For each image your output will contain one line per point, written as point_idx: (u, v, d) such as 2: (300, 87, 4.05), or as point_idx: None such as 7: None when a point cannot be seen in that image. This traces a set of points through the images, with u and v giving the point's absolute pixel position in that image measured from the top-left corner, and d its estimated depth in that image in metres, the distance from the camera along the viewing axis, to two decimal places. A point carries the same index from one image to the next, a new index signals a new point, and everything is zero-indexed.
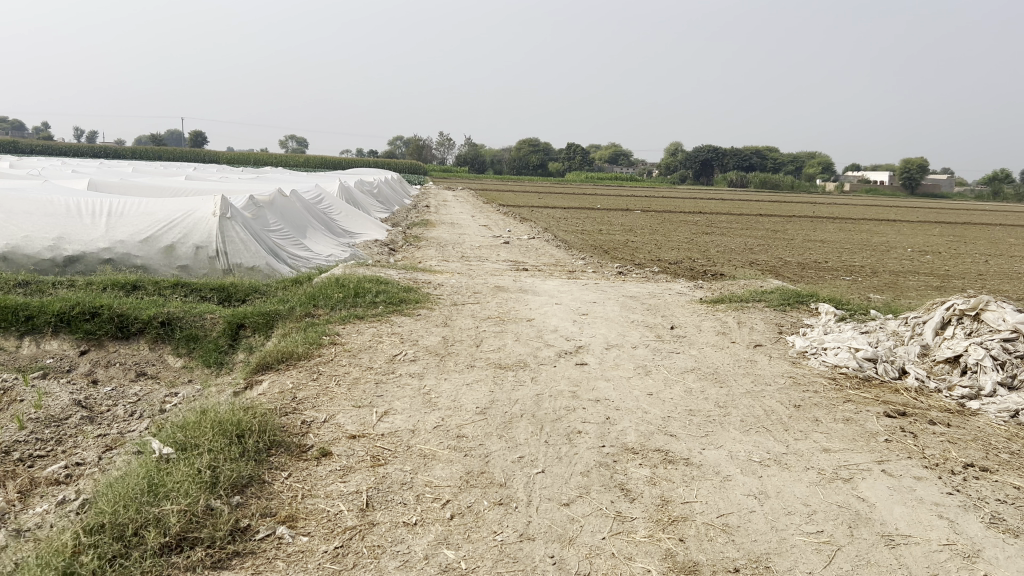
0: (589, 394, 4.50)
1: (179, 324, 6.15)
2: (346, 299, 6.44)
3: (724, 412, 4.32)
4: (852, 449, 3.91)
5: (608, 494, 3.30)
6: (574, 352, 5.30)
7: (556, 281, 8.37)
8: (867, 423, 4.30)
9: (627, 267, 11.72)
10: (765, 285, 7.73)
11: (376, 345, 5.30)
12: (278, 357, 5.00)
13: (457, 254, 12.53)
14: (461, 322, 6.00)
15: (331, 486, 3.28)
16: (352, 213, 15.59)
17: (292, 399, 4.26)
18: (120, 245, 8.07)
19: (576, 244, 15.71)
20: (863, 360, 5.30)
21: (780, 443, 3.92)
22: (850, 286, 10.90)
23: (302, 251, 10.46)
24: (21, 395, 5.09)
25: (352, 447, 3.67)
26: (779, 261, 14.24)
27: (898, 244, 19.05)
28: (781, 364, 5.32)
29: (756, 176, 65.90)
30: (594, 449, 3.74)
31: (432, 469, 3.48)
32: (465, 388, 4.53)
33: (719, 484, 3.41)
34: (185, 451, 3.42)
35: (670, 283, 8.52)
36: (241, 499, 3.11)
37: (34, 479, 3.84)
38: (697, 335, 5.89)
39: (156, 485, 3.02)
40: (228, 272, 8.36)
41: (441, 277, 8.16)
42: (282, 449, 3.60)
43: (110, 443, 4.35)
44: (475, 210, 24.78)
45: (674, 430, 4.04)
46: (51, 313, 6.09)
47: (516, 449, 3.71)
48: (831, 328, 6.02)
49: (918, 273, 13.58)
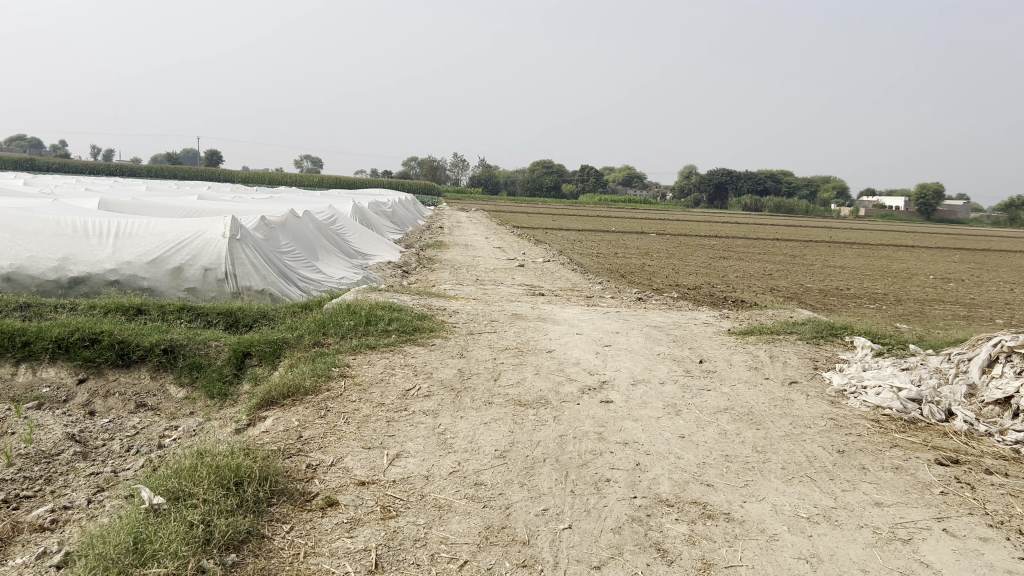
0: (616, 437, 4.17)
1: (182, 352, 5.87)
2: (357, 327, 6.15)
3: (764, 459, 3.99)
4: (906, 502, 3.57)
5: (644, 556, 2.98)
6: (598, 388, 4.98)
7: (576, 308, 8.07)
8: (919, 472, 3.96)
9: (645, 293, 11.39)
10: (794, 316, 7.41)
11: (388, 378, 5.00)
12: (284, 392, 4.71)
13: (472, 277, 12.27)
14: (477, 353, 5.70)
15: (338, 543, 2.97)
16: (365, 233, 15.35)
17: (297, 439, 3.96)
18: (127, 266, 7.83)
19: (592, 268, 15.40)
20: (906, 400, 4.96)
21: (828, 495, 3.59)
22: (876, 316, 10.57)
23: (313, 273, 10.19)
24: (13, 427, 4.81)
25: (361, 495, 3.36)
26: (800, 287, 13.92)
27: (921, 271, 18.66)
28: (819, 403, 4.98)
29: (772, 201, 65.66)
30: (625, 501, 3.42)
31: (447, 522, 3.16)
32: (482, 428, 4.22)
33: (766, 545, 3.08)
34: (177, 501, 3.12)
35: (694, 312, 8.19)
36: (238, 557, 2.82)
37: (17, 524, 3.54)
38: (728, 370, 5.56)
39: (143, 542, 2.75)
40: (236, 294, 8.07)
41: (457, 303, 7.87)
42: (284, 498, 3.30)
43: (102, 483, 4.05)
44: (490, 231, 24.65)
45: (711, 479, 3.71)
46: (49, 338, 5.82)
47: (540, 500, 3.39)
48: (870, 364, 5.66)
49: (944, 301, 13.20)
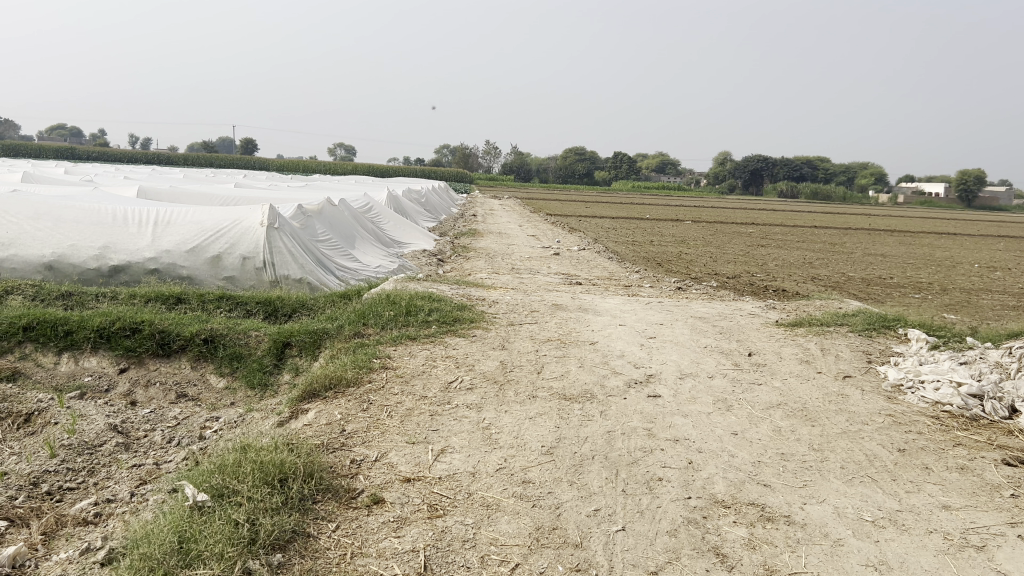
0: (666, 433, 4.04)
1: (222, 342, 5.83)
2: (396, 318, 6.07)
3: (822, 457, 3.84)
4: (976, 506, 3.40)
5: (703, 561, 2.85)
6: (645, 382, 4.84)
7: (616, 298, 7.93)
8: (987, 474, 3.78)
9: (684, 283, 11.20)
10: (843, 307, 7.19)
11: (430, 370, 4.91)
12: (325, 384, 4.64)
13: (509, 266, 12.17)
14: (519, 345, 5.58)
15: (385, 543, 2.88)
16: (400, 221, 15.29)
17: (340, 433, 3.89)
18: (167, 254, 7.82)
19: (628, 257, 15.22)
20: (967, 397, 4.76)
21: (892, 498, 3.43)
22: (922, 306, 10.32)
23: (350, 262, 10.13)
24: (55, 417, 4.79)
25: (407, 493, 3.27)
26: (842, 276, 13.64)
27: (965, 259, 18.22)
28: (876, 399, 4.80)
29: (808, 187, 64.74)
30: (679, 502, 3.29)
31: (497, 522, 3.06)
32: (528, 423, 4.11)
33: (831, 550, 2.94)
34: (222, 498, 3.05)
35: (737, 302, 8.01)
36: (283, 557, 2.75)
37: (61, 517, 3.50)
38: (778, 363, 5.40)
39: (188, 542, 2.69)
40: (275, 283, 8.03)
41: (496, 293, 7.75)
42: (329, 495, 3.22)
43: (144, 476, 4.00)
44: (523, 219, 24.54)
45: (767, 479, 3.56)
46: (90, 328, 5.82)
47: (591, 500, 3.28)
48: (926, 358, 5.46)
49: (991, 290, 12.87)
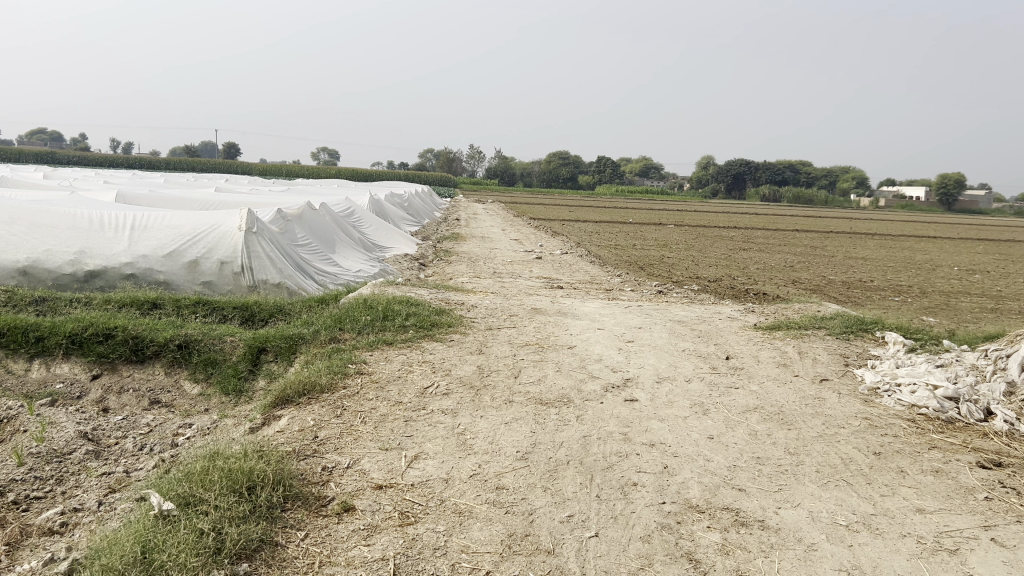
0: (642, 438, 4.02)
1: (197, 347, 5.76)
2: (373, 323, 6.02)
3: (797, 461, 3.83)
4: (950, 509, 3.39)
5: (675, 567, 2.83)
6: (622, 386, 4.81)
7: (596, 302, 7.90)
8: (961, 476, 3.78)
9: (665, 287, 11.21)
10: (821, 310, 7.21)
11: (406, 375, 4.87)
12: (299, 390, 4.58)
13: (489, 270, 12.13)
14: (497, 349, 5.55)
15: (354, 552, 2.83)
16: (381, 225, 15.22)
17: (312, 439, 3.84)
18: (143, 259, 7.73)
19: (610, 261, 15.22)
20: (942, 399, 4.76)
21: (866, 501, 3.41)
22: (902, 309, 10.36)
23: (330, 266, 10.06)
24: (25, 424, 4.72)
25: (378, 500, 3.23)
26: (822, 279, 13.68)
27: (943, 262, 18.35)
28: (852, 402, 4.80)
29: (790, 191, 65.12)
30: (653, 507, 3.26)
31: (468, 530, 3.02)
32: (503, 428, 4.07)
33: (804, 555, 2.92)
34: (188, 507, 3.00)
35: (717, 306, 8.01)
36: (250, 567, 2.70)
37: (26, 527, 3.43)
38: (756, 367, 5.39)
39: (152, 553, 2.64)
40: (253, 288, 7.96)
41: (475, 297, 7.71)
42: (299, 503, 3.17)
43: (113, 484, 3.93)
44: (506, 223, 24.56)
45: (742, 483, 3.55)
46: (63, 334, 5.74)
47: (564, 506, 3.25)
48: (903, 360, 5.47)
49: (968, 293, 12.96)
